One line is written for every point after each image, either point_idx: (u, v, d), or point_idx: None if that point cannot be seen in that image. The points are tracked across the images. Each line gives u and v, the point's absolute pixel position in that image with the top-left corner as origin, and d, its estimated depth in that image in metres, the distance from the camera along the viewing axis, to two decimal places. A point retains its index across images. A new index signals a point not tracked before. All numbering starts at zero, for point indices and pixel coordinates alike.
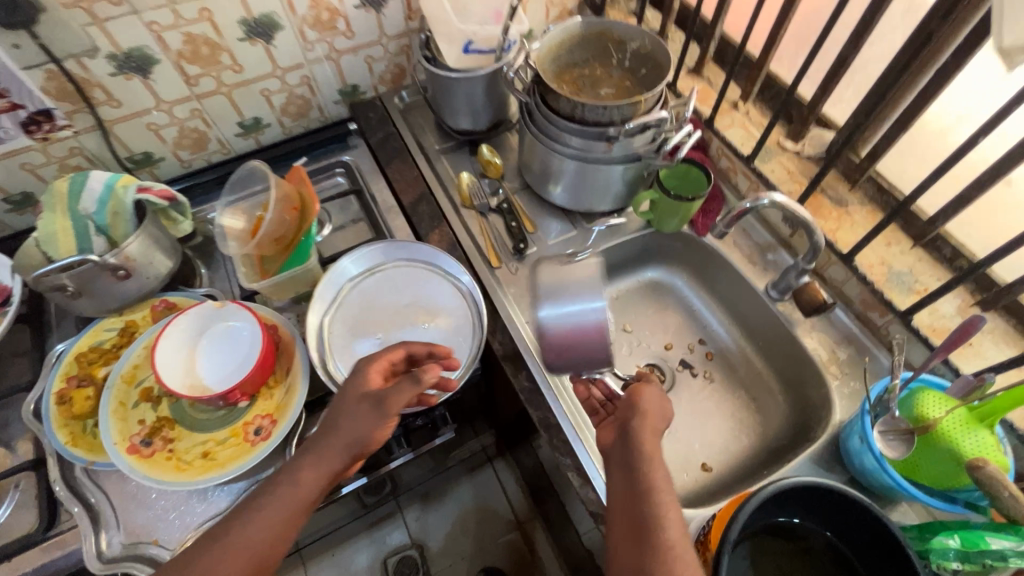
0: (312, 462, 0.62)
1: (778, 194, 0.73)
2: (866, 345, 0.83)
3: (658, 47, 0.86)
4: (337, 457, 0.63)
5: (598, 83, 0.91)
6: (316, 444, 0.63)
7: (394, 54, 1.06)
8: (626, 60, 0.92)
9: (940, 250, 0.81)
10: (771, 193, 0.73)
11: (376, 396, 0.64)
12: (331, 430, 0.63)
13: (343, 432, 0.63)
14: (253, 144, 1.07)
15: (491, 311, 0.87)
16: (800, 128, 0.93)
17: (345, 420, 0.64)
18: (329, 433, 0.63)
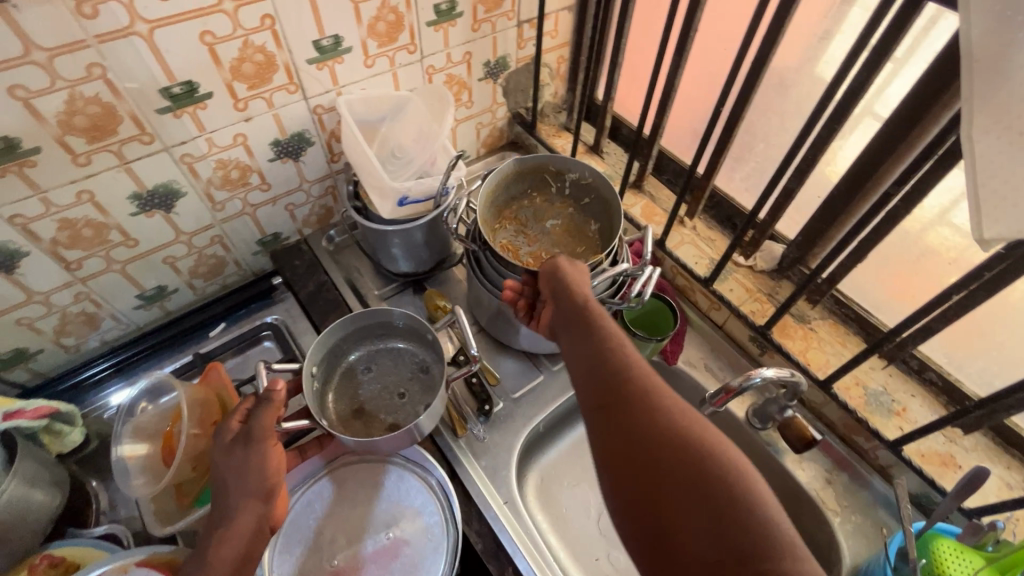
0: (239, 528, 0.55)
1: (766, 369, 0.66)
2: (857, 471, 0.79)
3: (596, 179, 0.82)
4: (242, 512, 0.56)
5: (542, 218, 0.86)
6: (226, 506, 0.56)
7: (318, 197, 0.96)
8: (566, 188, 0.87)
9: (907, 363, 0.80)
10: (761, 370, 0.66)
11: (242, 437, 0.58)
12: (234, 482, 0.57)
13: (235, 488, 0.56)
14: (157, 313, 0.92)
15: (462, 494, 0.76)
16: (751, 245, 0.92)
17: (244, 480, 0.57)
18: (232, 494, 0.56)
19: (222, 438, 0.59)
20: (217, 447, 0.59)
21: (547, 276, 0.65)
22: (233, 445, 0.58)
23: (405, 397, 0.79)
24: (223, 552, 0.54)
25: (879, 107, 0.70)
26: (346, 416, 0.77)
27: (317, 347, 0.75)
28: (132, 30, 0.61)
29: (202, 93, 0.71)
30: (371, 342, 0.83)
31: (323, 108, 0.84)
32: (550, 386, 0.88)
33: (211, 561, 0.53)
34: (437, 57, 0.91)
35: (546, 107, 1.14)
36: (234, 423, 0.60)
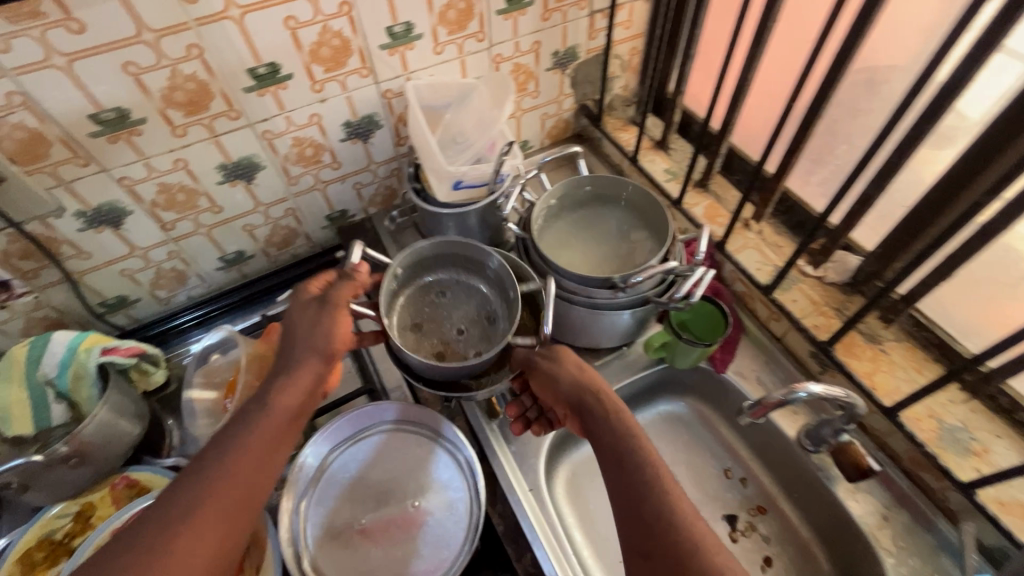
0: (290, 388, 0.59)
1: (814, 384, 0.62)
2: (922, 511, 0.71)
3: (640, 193, 0.85)
4: (306, 367, 0.61)
5: (585, 219, 0.88)
6: (287, 364, 0.60)
7: (384, 178, 1.01)
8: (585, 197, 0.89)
9: (996, 400, 0.71)
10: (808, 385, 0.61)
11: (319, 299, 0.65)
12: (299, 340, 0.62)
13: (304, 343, 0.62)
14: (236, 275, 1.01)
15: (490, 475, 0.78)
16: (821, 255, 0.85)
17: (307, 339, 0.62)
18: (296, 350, 0.62)
19: (297, 301, 0.66)
20: (292, 308, 0.65)
21: (551, 385, 0.68)
22: (310, 305, 0.65)
23: (463, 334, 0.82)
24: (286, 398, 0.58)
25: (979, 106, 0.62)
26: (407, 326, 0.81)
27: (407, 253, 0.79)
28: (225, 15, 0.67)
29: (284, 74, 0.77)
30: (457, 271, 0.85)
31: (393, 92, 0.88)
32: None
33: (271, 404, 0.57)
34: (506, 46, 0.92)
35: (615, 100, 1.12)
36: (313, 288, 0.67)
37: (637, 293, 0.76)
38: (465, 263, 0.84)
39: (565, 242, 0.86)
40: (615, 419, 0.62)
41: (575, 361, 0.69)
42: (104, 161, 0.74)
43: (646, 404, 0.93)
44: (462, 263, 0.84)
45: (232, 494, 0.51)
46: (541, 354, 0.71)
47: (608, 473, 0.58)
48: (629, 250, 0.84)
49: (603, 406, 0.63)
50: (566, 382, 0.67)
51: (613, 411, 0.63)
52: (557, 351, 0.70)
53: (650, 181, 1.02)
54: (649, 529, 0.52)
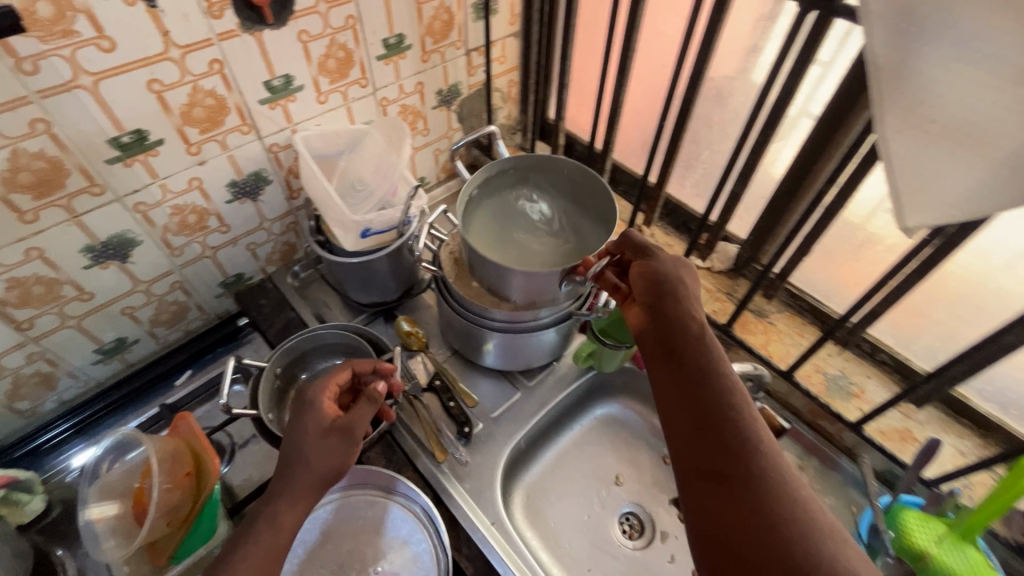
0: (285, 519, 0.56)
1: None
2: (827, 455, 0.81)
3: (561, 166, 0.81)
4: (313, 494, 0.58)
5: (513, 202, 0.81)
6: (285, 493, 0.57)
7: (280, 234, 0.96)
8: (507, 177, 0.83)
9: (861, 347, 0.85)
10: None
11: (345, 426, 0.61)
12: (299, 467, 0.58)
13: (314, 468, 0.58)
14: (118, 366, 0.89)
15: (449, 519, 0.76)
16: (707, 248, 0.96)
17: (308, 463, 0.58)
18: (297, 475, 0.58)
19: (315, 423, 0.61)
20: (305, 424, 0.61)
21: (644, 283, 0.63)
22: (329, 431, 0.61)
23: None
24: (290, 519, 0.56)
25: (816, 103, 0.73)
26: None
27: (281, 351, 0.80)
28: (76, 84, 0.61)
29: (153, 140, 0.70)
30: (332, 357, 0.85)
31: (279, 146, 0.84)
32: (528, 402, 0.89)
33: (279, 522, 0.55)
34: (390, 89, 0.93)
35: (501, 130, 1.17)
36: (329, 412, 0.63)
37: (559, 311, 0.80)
38: (340, 346, 0.85)
39: (500, 232, 0.79)
40: (694, 322, 0.58)
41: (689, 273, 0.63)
42: None
43: (583, 413, 0.97)
44: (323, 350, 0.85)
45: None
46: (670, 264, 0.64)
47: (680, 392, 0.54)
48: (567, 232, 0.79)
49: (694, 315, 0.59)
50: (688, 286, 0.62)
51: (699, 328, 0.58)
52: (686, 268, 0.64)
53: None
54: (732, 444, 0.49)
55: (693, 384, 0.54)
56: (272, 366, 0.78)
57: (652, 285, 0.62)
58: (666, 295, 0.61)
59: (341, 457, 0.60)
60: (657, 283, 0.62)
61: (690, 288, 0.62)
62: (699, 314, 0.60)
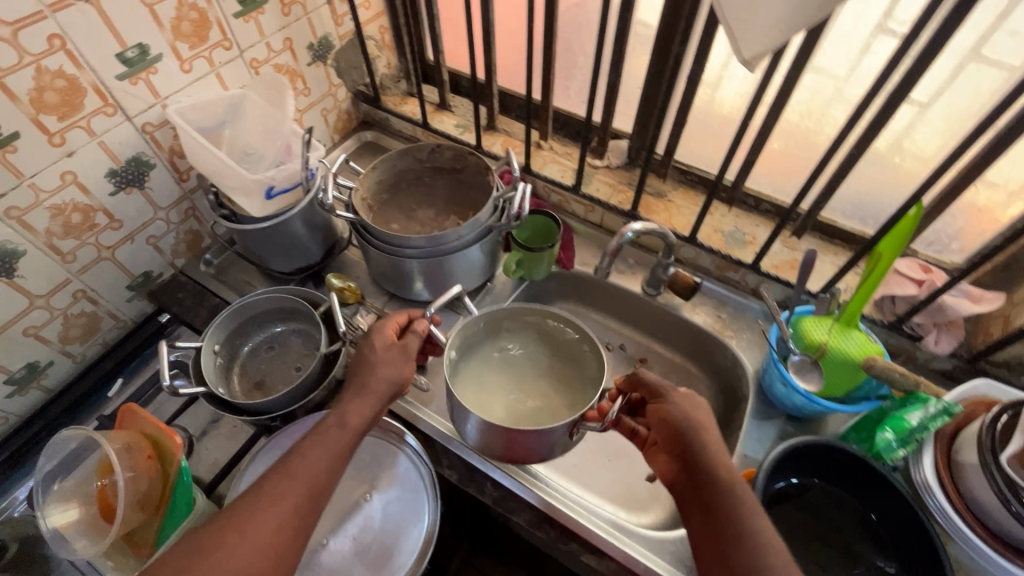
0: (351, 415, 0.63)
1: (633, 225, 0.81)
2: (737, 300, 0.94)
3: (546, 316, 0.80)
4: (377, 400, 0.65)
5: (505, 361, 0.83)
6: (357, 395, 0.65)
7: (180, 222, 0.92)
8: (480, 325, 0.80)
9: (747, 202, 0.96)
10: (630, 226, 0.81)
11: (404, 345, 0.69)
12: (370, 375, 0.66)
13: (381, 376, 0.67)
14: (38, 394, 0.83)
15: (424, 439, 0.80)
16: (601, 147, 1.03)
17: (375, 377, 0.66)
18: (366, 383, 0.66)
19: (379, 341, 0.70)
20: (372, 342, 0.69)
21: (661, 425, 0.61)
22: (390, 348, 0.69)
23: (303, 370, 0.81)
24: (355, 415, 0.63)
25: None
26: (250, 388, 0.80)
27: (215, 328, 0.78)
28: None
29: (7, 135, 0.65)
30: (271, 326, 0.84)
31: (153, 125, 0.80)
32: None
33: (347, 419, 0.63)
34: (257, 48, 0.90)
35: (385, 80, 1.17)
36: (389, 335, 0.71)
37: (478, 225, 0.85)
38: (276, 312, 0.84)
39: (494, 389, 0.81)
40: (724, 467, 0.57)
41: (707, 427, 0.60)
42: None
43: None
44: (260, 321, 0.83)
45: (304, 505, 0.58)
46: (675, 399, 0.61)
47: (713, 553, 0.54)
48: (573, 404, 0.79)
49: (709, 454, 0.58)
50: (710, 421, 0.61)
51: (723, 475, 0.56)
52: (701, 411, 0.61)
53: (448, 138, 1.11)
54: None
55: (723, 537, 0.54)
56: (209, 343, 0.76)
57: (666, 420, 0.61)
58: (683, 446, 0.59)
59: (394, 369, 0.68)
60: (674, 423, 0.60)
61: (711, 430, 0.60)
62: (716, 449, 0.58)
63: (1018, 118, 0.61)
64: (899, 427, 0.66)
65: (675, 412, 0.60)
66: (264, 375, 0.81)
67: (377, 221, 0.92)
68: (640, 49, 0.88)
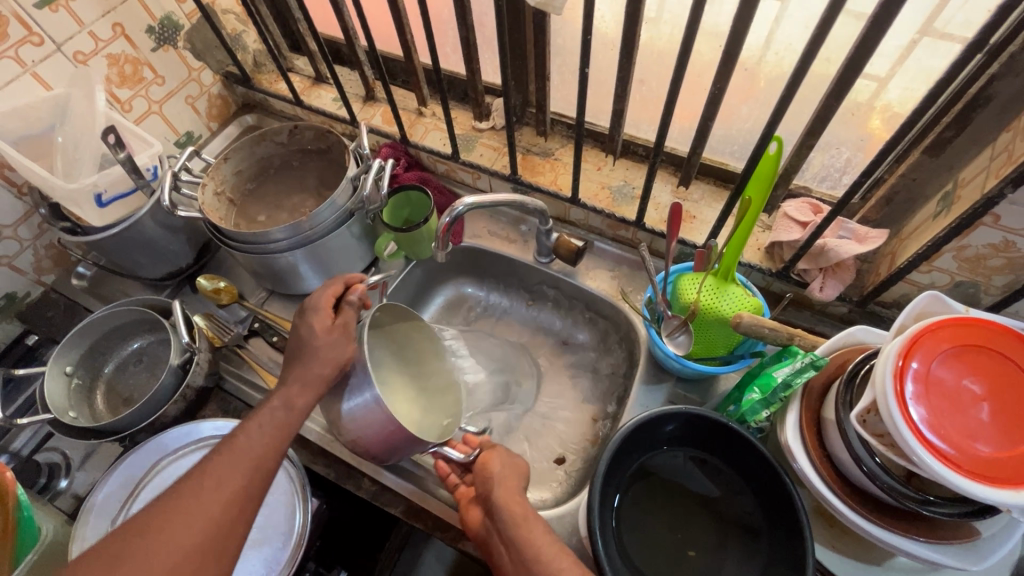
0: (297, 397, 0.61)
1: (467, 198, 0.72)
2: (631, 258, 0.89)
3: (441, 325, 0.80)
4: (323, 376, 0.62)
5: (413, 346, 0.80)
6: (298, 377, 0.62)
7: (35, 238, 0.87)
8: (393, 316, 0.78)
9: (636, 153, 0.89)
10: (460, 200, 0.72)
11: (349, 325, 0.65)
12: (311, 357, 0.63)
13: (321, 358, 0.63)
14: None
15: (299, 441, 0.77)
16: (482, 108, 0.95)
17: (320, 356, 0.63)
18: (309, 365, 0.63)
19: (319, 322, 0.65)
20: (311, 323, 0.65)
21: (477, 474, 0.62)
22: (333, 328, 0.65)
23: None
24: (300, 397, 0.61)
25: None
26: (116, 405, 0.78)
27: (65, 350, 0.75)
28: None
29: None
30: (134, 340, 0.81)
31: None
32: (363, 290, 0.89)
33: (292, 400, 0.61)
34: (79, 40, 0.82)
35: (255, 56, 1.08)
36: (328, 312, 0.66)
37: (336, 211, 0.80)
38: (134, 327, 0.80)
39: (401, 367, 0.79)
40: (513, 503, 0.57)
41: (516, 478, 0.61)
42: None
43: (425, 304, 1.00)
44: (120, 336, 0.80)
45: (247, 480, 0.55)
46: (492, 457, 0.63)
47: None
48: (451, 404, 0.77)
49: (512, 502, 0.57)
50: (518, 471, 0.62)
51: (514, 508, 0.56)
52: (516, 465, 0.62)
53: (325, 114, 1.03)
54: None
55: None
56: (57, 365, 0.73)
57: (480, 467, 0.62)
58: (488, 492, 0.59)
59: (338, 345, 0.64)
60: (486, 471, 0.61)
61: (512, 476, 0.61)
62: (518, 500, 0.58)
63: (862, 35, 0.54)
64: (766, 387, 0.62)
65: (508, 456, 0.63)
66: (128, 391, 0.78)
67: (241, 216, 0.88)
68: None
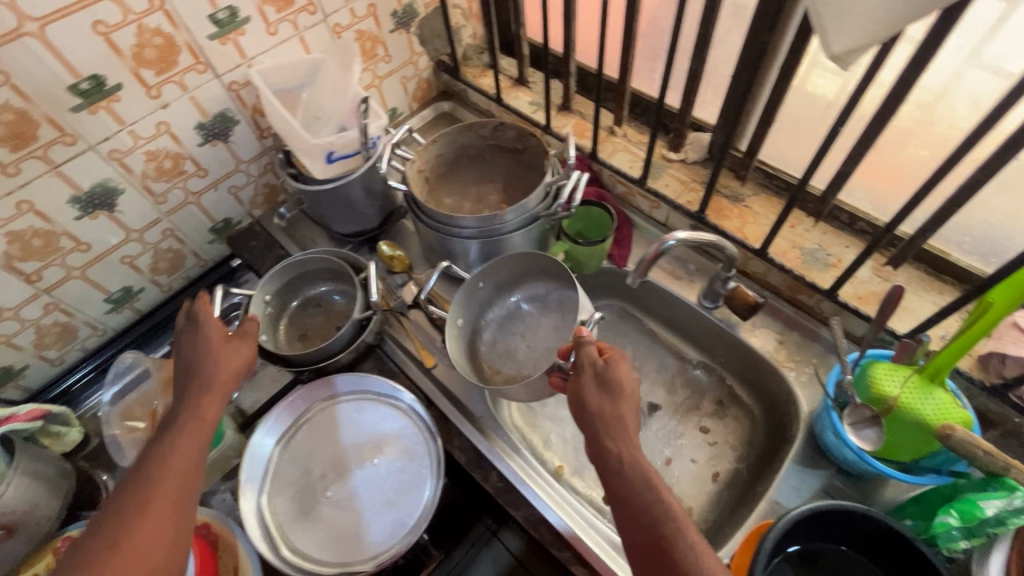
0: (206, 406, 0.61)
1: (679, 233, 0.73)
2: (807, 327, 0.83)
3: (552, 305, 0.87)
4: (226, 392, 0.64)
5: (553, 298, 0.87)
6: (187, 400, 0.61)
7: (258, 176, 0.99)
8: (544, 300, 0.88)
9: (839, 218, 0.83)
10: (675, 234, 0.73)
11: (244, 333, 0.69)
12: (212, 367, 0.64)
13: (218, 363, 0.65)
14: (130, 314, 0.97)
15: (440, 418, 0.81)
16: (678, 139, 0.93)
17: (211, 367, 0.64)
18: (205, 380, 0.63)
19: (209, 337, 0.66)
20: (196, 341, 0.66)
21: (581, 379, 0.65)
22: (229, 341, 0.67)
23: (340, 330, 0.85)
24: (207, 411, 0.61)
25: None
26: (293, 339, 0.86)
27: (269, 281, 0.84)
28: (22, 31, 0.63)
29: (111, 85, 0.73)
30: (318, 285, 0.89)
31: (238, 83, 0.86)
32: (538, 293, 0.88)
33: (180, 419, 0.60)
34: (341, 14, 0.92)
35: (466, 50, 1.15)
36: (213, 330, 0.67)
37: (524, 213, 0.82)
38: (322, 274, 0.88)
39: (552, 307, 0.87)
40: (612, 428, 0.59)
41: (608, 394, 0.62)
42: None
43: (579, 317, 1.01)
44: (310, 279, 0.89)
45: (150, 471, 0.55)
46: (592, 372, 0.64)
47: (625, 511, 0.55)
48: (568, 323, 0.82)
49: (619, 439, 0.59)
50: (614, 381, 0.63)
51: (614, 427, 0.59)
52: (612, 385, 0.62)
53: (519, 115, 1.08)
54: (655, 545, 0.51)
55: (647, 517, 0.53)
56: (261, 292, 0.83)
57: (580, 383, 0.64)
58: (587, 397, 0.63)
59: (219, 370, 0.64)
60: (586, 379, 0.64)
61: (596, 380, 0.64)
62: (623, 433, 0.59)
63: None
64: (969, 516, 0.55)
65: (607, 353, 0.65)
66: (304, 330, 0.86)
67: (431, 195, 0.93)
68: (734, 30, 0.79)
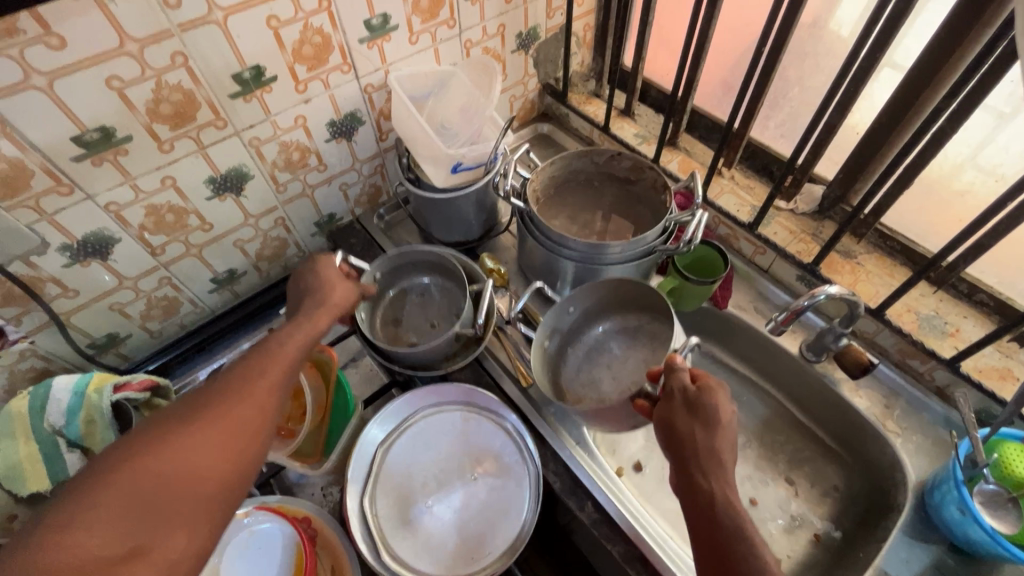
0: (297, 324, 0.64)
1: (830, 286, 0.74)
2: (916, 394, 0.82)
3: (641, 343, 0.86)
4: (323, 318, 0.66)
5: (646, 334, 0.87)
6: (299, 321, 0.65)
7: (368, 176, 1.01)
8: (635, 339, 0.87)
9: (957, 288, 0.83)
10: (826, 287, 0.73)
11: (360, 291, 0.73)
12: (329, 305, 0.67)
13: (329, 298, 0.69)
14: (228, 296, 0.98)
15: (536, 439, 0.80)
16: (792, 189, 0.94)
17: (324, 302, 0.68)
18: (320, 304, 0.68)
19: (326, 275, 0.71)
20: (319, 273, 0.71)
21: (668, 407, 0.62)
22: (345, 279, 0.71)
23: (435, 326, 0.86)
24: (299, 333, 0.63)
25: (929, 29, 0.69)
26: (387, 323, 0.87)
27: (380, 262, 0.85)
28: (209, 18, 0.66)
29: (268, 76, 0.76)
30: (420, 275, 0.90)
31: (373, 86, 0.89)
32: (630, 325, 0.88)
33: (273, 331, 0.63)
34: (474, 31, 0.94)
35: (575, 76, 1.17)
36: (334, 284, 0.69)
37: (640, 247, 0.81)
38: (428, 266, 0.89)
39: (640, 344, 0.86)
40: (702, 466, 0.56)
41: (701, 426, 0.58)
42: (89, 186, 0.70)
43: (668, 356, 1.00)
44: (413, 268, 0.90)
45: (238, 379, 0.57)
46: (682, 399, 0.61)
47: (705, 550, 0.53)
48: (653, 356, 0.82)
49: (709, 473, 0.56)
50: (706, 409, 0.59)
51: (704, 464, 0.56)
52: (707, 415, 0.59)
53: (624, 146, 1.09)
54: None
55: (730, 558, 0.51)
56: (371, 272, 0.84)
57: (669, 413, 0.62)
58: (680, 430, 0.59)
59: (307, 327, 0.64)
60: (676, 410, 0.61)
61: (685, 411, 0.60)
62: (715, 466, 0.56)
63: None
64: None
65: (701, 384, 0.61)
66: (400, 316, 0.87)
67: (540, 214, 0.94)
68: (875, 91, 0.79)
